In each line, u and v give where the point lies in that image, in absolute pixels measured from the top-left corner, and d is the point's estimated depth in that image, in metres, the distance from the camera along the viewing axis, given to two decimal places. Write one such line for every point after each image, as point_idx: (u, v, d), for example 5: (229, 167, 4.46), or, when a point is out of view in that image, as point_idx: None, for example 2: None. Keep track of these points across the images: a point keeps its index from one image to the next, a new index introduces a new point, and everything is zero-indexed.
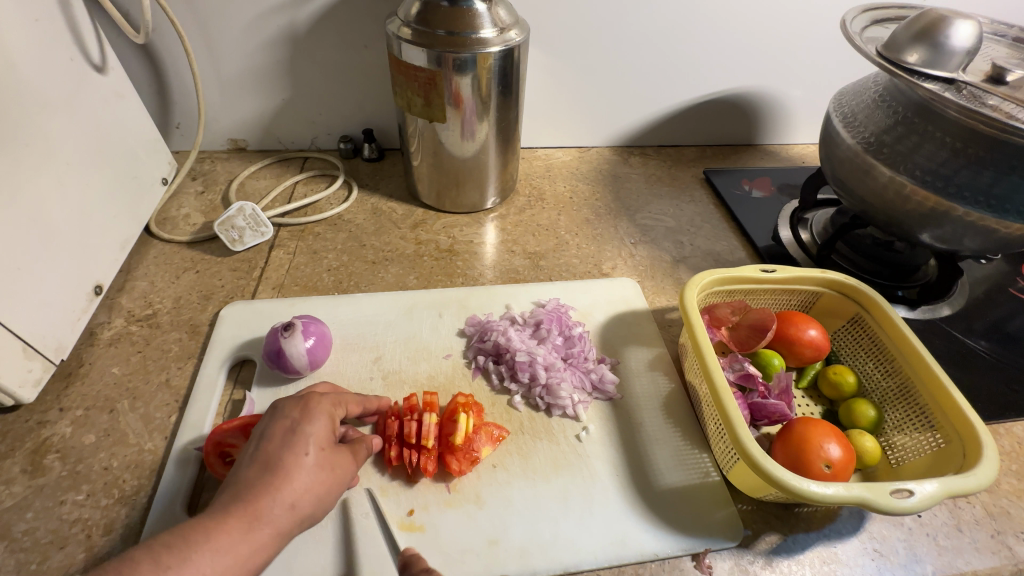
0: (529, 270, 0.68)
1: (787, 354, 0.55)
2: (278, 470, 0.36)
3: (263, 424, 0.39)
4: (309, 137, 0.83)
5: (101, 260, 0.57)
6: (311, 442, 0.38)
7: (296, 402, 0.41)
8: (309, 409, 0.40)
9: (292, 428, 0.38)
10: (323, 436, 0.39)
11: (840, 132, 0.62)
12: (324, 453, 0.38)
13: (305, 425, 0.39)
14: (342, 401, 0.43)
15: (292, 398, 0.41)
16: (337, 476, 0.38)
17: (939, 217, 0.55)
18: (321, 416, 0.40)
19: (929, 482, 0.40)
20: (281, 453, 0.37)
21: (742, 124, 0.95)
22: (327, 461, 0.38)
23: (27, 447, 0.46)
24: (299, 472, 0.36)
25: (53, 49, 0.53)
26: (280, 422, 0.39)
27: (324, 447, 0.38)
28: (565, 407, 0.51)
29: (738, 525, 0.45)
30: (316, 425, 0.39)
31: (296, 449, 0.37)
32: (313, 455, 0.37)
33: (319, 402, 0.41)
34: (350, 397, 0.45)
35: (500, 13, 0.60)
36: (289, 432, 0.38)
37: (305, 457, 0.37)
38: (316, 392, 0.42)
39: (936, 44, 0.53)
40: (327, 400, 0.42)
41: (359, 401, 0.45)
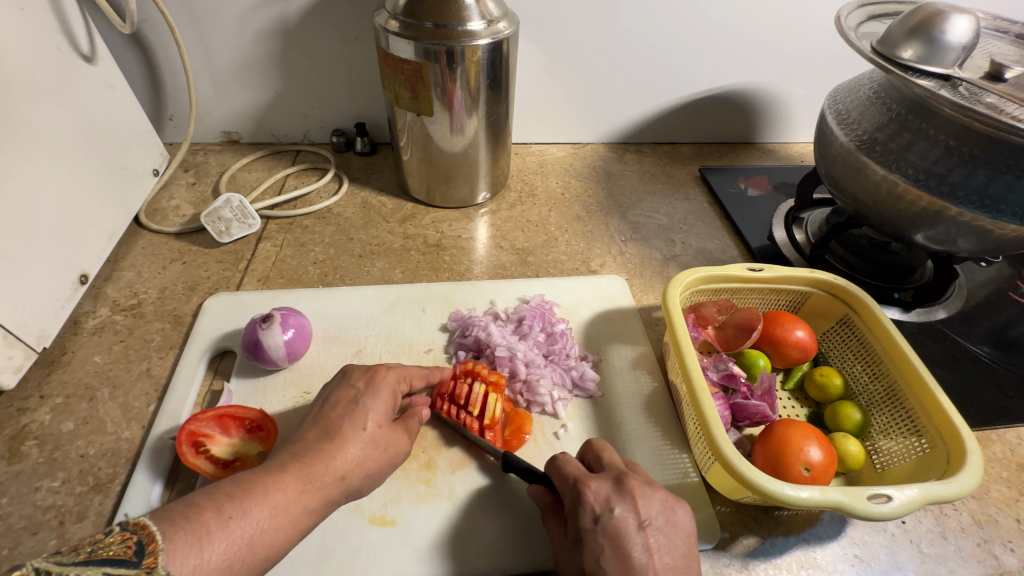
0: (517, 266, 0.68)
1: (773, 355, 0.54)
2: (337, 438, 0.38)
3: (330, 391, 0.43)
4: (302, 131, 0.83)
5: (87, 249, 0.57)
6: (371, 416, 0.41)
7: (363, 374, 0.44)
8: (374, 383, 0.43)
9: (355, 399, 0.42)
10: (382, 412, 0.42)
11: (834, 129, 0.61)
12: (380, 429, 0.41)
13: (367, 398, 0.42)
14: (409, 377, 0.46)
15: (361, 369, 0.45)
16: (387, 455, 0.41)
17: (933, 217, 0.53)
18: (385, 392, 0.43)
19: (909, 487, 0.39)
20: (342, 423, 0.40)
21: (741, 122, 0.94)
22: (382, 439, 0.41)
23: (6, 434, 0.46)
24: (354, 444, 0.39)
25: (39, 38, 0.53)
26: (346, 391, 0.42)
27: (381, 424, 0.41)
28: (544, 404, 0.51)
29: (715, 527, 0.44)
30: (377, 401, 0.42)
31: (355, 422, 0.40)
32: (369, 429, 0.40)
33: (384, 377, 0.44)
34: (416, 368, 0.48)
35: (489, 5, 0.60)
36: (353, 403, 0.41)
37: (362, 430, 0.40)
38: (383, 365, 0.46)
39: (932, 39, 0.51)
40: (393, 375, 0.45)
41: (425, 373, 0.48)
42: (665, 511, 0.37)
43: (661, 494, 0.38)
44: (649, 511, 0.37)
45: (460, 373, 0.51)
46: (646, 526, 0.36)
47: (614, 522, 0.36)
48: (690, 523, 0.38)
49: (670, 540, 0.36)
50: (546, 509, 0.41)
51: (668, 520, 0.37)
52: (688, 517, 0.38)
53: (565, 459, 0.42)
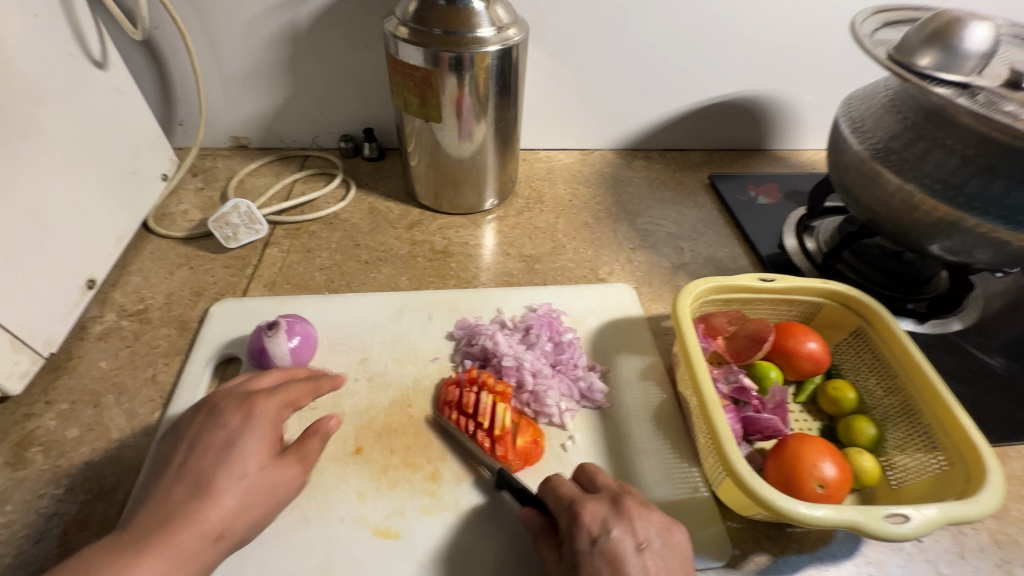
0: (524, 274, 0.67)
1: (785, 367, 0.53)
2: (208, 492, 0.37)
3: (199, 430, 0.41)
4: (310, 136, 0.83)
5: (95, 255, 0.57)
6: (250, 460, 0.39)
7: (237, 408, 0.42)
8: (251, 418, 0.41)
9: (229, 441, 0.40)
10: (261, 452, 0.40)
11: (847, 137, 0.60)
12: (264, 471, 0.40)
13: (243, 438, 0.40)
14: (291, 399, 0.45)
15: (235, 402, 0.43)
16: (277, 495, 0.40)
17: (950, 228, 0.52)
18: (263, 425, 0.41)
19: (928, 507, 0.38)
20: (213, 473, 0.38)
21: (751, 128, 0.93)
22: (266, 481, 0.39)
23: (11, 439, 0.46)
24: (230, 493, 0.38)
25: (51, 44, 0.54)
26: (218, 432, 0.40)
27: (264, 465, 0.40)
28: (552, 415, 0.50)
29: (725, 544, 0.43)
30: (256, 439, 0.40)
31: (230, 472, 0.38)
32: (248, 473, 0.39)
33: (263, 408, 0.42)
34: (299, 387, 0.46)
35: (499, 12, 0.59)
36: (226, 446, 0.40)
37: (241, 477, 0.39)
38: (261, 392, 0.44)
39: (950, 47, 0.51)
40: (274, 403, 0.43)
41: (309, 390, 0.46)
42: (663, 533, 0.37)
43: (658, 515, 0.38)
44: (644, 531, 0.37)
45: (465, 382, 0.50)
46: (644, 548, 0.36)
47: (612, 543, 0.36)
48: (687, 541, 0.38)
49: (669, 561, 0.36)
50: (538, 532, 0.40)
51: (665, 543, 0.37)
52: (685, 538, 0.38)
53: (558, 481, 0.41)
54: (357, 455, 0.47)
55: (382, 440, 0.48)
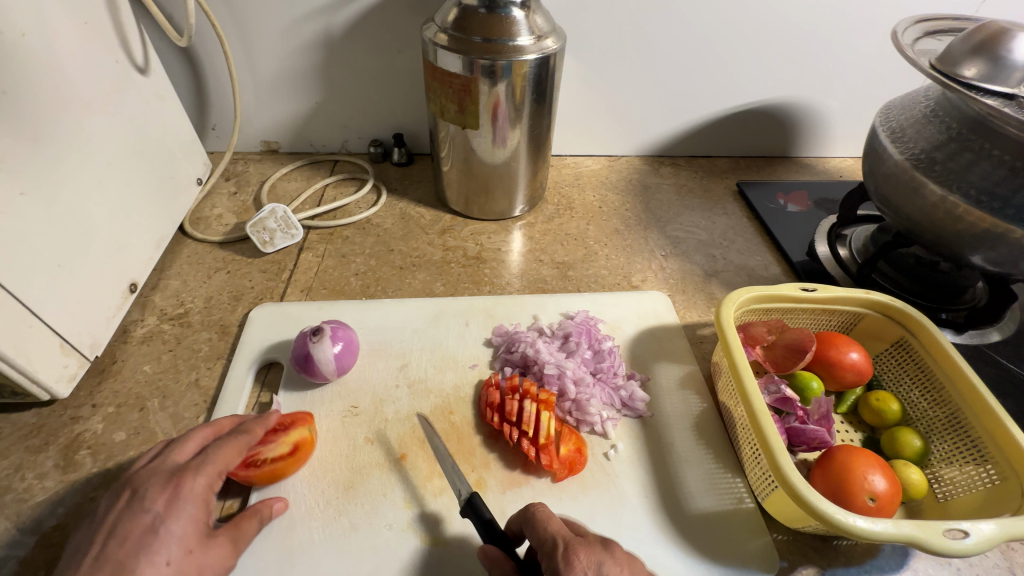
0: (557, 280, 0.67)
1: (826, 377, 0.53)
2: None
3: (118, 516, 0.36)
4: (340, 141, 0.83)
5: (136, 259, 0.58)
6: (174, 545, 0.35)
7: (162, 486, 0.37)
8: (178, 498, 0.36)
9: (152, 527, 0.35)
10: (190, 534, 0.36)
11: (887, 147, 0.59)
12: (190, 556, 0.35)
13: (168, 522, 0.35)
14: (224, 465, 0.39)
15: (160, 480, 0.37)
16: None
17: (995, 239, 0.52)
18: (190, 505, 0.37)
19: (986, 522, 0.37)
20: (133, 563, 0.33)
21: (778, 136, 0.93)
22: (194, 567, 0.35)
23: (60, 442, 0.47)
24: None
25: (99, 50, 0.54)
26: (138, 519, 0.35)
27: (191, 548, 0.35)
28: (594, 423, 0.50)
29: (773, 556, 0.43)
30: (181, 521, 0.36)
31: (154, 559, 0.34)
32: (172, 561, 0.34)
33: (191, 485, 0.37)
34: (233, 446, 0.40)
35: (538, 20, 0.60)
36: (149, 532, 0.35)
37: (164, 566, 0.34)
38: (188, 466, 0.38)
39: (996, 58, 0.50)
40: (203, 477, 0.38)
41: (243, 446, 0.41)
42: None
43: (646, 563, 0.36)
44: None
45: (508, 390, 0.50)
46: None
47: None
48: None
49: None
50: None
51: None
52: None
53: (545, 516, 0.38)
54: (401, 462, 0.47)
55: (426, 447, 0.48)
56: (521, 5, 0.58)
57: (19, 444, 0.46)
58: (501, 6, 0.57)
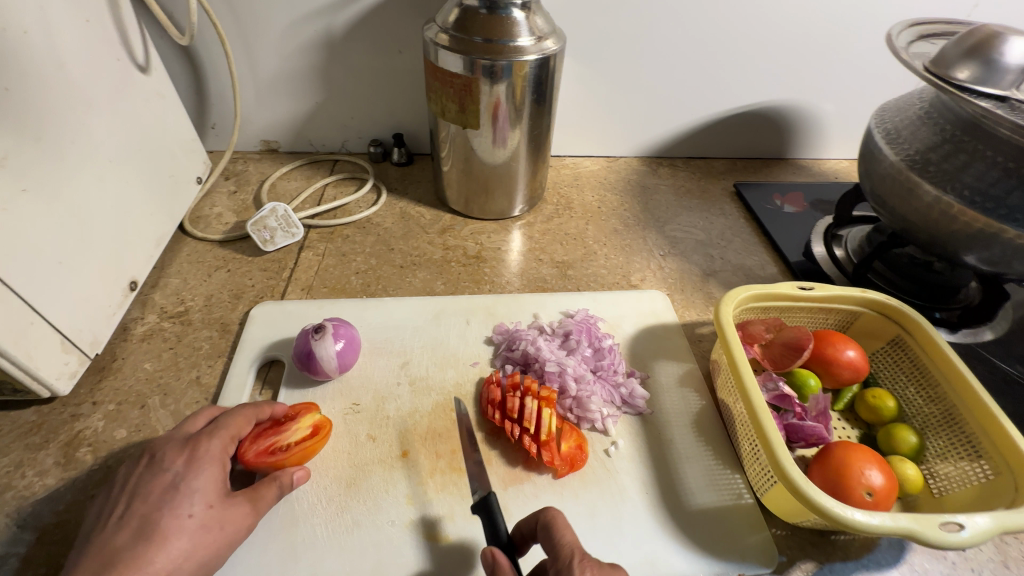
0: (557, 280, 0.68)
1: (823, 375, 0.54)
2: (154, 536, 0.36)
3: (139, 479, 0.39)
4: (340, 141, 0.83)
5: (136, 257, 0.58)
6: (195, 500, 0.38)
7: (180, 450, 0.40)
8: (195, 459, 0.40)
9: (173, 484, 0.38)
10: (210, 490, 0.39)
11: (882, 148, 0.60)
12: (211, 510, 0.38)
13: (189, 479, 0.38)
14: (236, 432, 0.43)
15: (176, 445, 0.41)
16: (226, 536, 0.38)
17: (988, 239, 0.53)
18: (208, 465, 0.40)
19: (981, 515, 0.38)
20: (159, 516, 0.36)
21: (774, 138, 0.94)
22: (214, 521, 0.37)
23: (61, 440, 0.46)
24: (177, 536, 0.36)
25: (101, 49, 0.54)
26: (161, 477, 0.38)
27: (211, 504, 0.38)
28: (595, 420, 0.50)
29: (772, 551, 0.44)
30: (200, 480, 0.39)
31: (176, 512, 0.37)
32: (194, 514, 0.37)
33: (208, 448, 0.40)
34: (242, 415, 0.44)
35: (538, 22, 0.60)
36: (171, 489, 0.38)
37: (186, 518, 0.37)
38: (202, 432, 0.42)
39: (989, 61, 0.51)
40: (218, 441, 0.41)
41: (252, 415, 0.44)
42: None
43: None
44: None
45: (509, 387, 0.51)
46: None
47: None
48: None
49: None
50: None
51: None
52: None
53: (563, 525, 0.37)
54: (404, 458, 0.47)
55: (428, 444, 0.48)
56: (521, 6, 0.58)
57: (19, 441, 0.46)
58: (502, 7, 0.58)
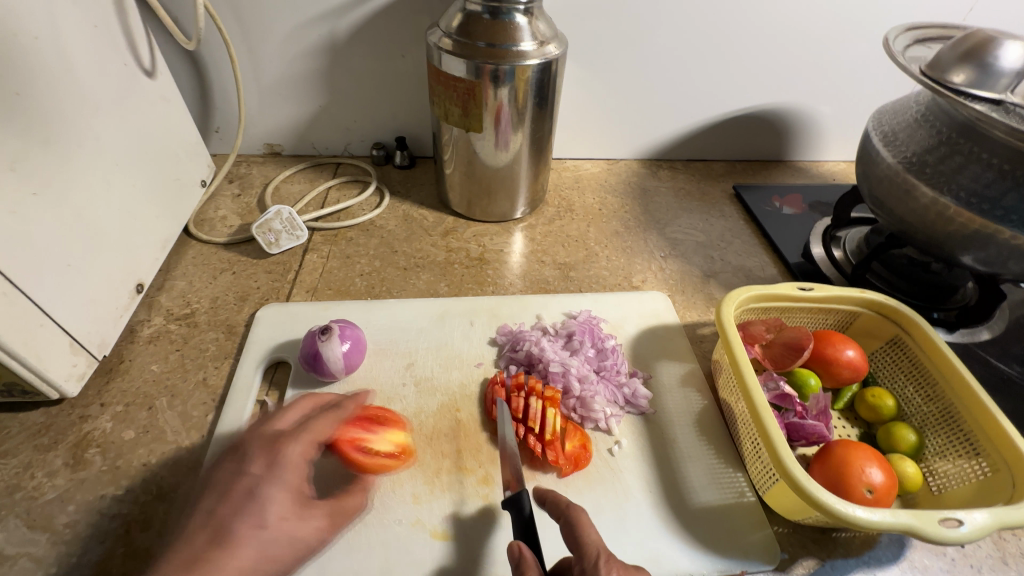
0: (559, 281, 0.68)
1: (823, 375, 0.54)
2: (227, 542, 0.33)
3: (223, 477, 0.37)
4: (343, 144, 0.84)
5: (142, 261, 0.58)
6: (272, 508, 0.35)
7: (263, 452, 0.39)
8: (278, 463, 0.38)
9: (251, 489, 0.36)
10: (286, 500, 0.36)
11: (880, 150, 0.61)
12: (285, 522, 0.35)
13: (268, 487, 0.36)
14: (317, 438, 0.41)
15: (262, 445, 0.39)
16: (295, 551, 0.35)
17: (984, 240, 0.54)
18: (288, 472, 0.38)
19: (979, 512, 0.39)
20: (234, 522, 0.34)
21: (772, 140, 0.95)
22: (286, 534, 0.35)
23: (69, 441, 0.47)
24: (248, 547, 0.33)
25: (108, 54, 0.55)
26: (241, 479, 0.37)
27: (284, 515, 0.35)
28: (598, 420, 0.51)
29: (774, 548, 0.44)
30: (279, 486, 0.36)
31: (252, 519, 0.34)
32: (267, 524, 0.34)
33: (289, 452, 0.39)
34: (327, 419, 0.42)
35: (540, 27, 0.61)
36: (249, 494, 0.35)
37: (260, 527, 0.34)
38: (286, 434, 0.40)
39: (984, 65, 0.52)
40: (299, 445, 0.39)
41: (335, 420, 0.43)
42: None
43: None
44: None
45: (513, 388, 0.51)
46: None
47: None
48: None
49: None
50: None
51: None
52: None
53: (588, 524, 0.38)
54: (409, 458, 0.48)
55: (433, 443, 0.49)
56: (524, 11, 0.59)
57: (28, 443, 0.46)
58: (505, 12, 0.58)
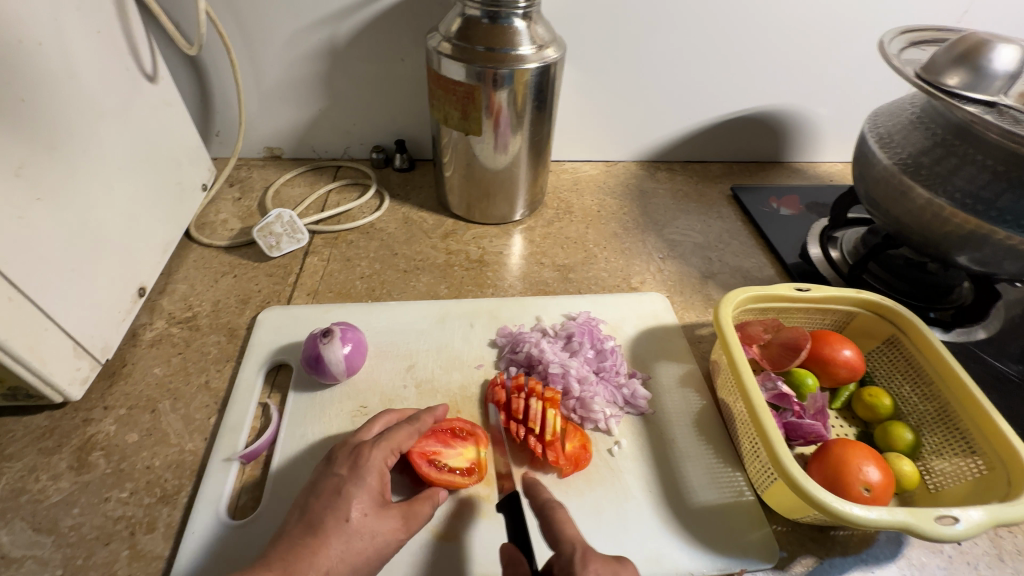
0: (558, 283, 0.69)
1: (821, 375, 0.55)
2: (319, 533, 0.37)
3: (317, 477, 0.42)
4: (343, 147, 0.84)
5: (144, 265, 0.59)
6: (354, 506, 0.39)
7: (346, 456, 0.42)
8: (359, 466, 0.41)
9: (338, 488, 0.40)
10: (367, 499, 0.39)
11: (875, 152, 0.62)
12: (365, 518, 0.38)
13: (350, 486, 0.40)
14: (396, 445, 0.43)
15: (346, 451, 0.43)
16: (376, 546, 0.38)
17: (979, 240, 0.54)
18: (370, 476, 0.41)
19: (975, 509, 0.39)
20: (324, 516, 0.38)
21: (770, 142, 0.96)
22: (367, 529, 0.38)
23: (73, 444, 0.47)
24: (336, 540, 0.37)
25: (111, 59, 0.55)
26: (330, 478, 0.41)
27: (366, 513, 0.39)
28: (598, 421, 0.51)
29: (773, 547, 0.45)
30: (361, 488, 0.40)
31: (338, 514, 0.38)
32: (350, 519, 0.38)
33: (370, 458, 0.42)
34: (404, 429, 0.44)
35: (539, 31, 0.61)
36: (336, 492, 0.39)
37: (345, 522, 0.38)
38: (368, 441, 0.43)
39: (977, 67, 0.53)
40: (380, 452, 0.42)
41: (414, 431, 0.45)
42: None
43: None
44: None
45: (513, 389, 0.52)
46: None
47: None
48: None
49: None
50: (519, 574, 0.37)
51: None
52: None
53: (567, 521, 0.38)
54: None
55: None
56: (523, 16, 0.60)
57: (32, 446, 0.47)
58: (504, 17, 0.59)
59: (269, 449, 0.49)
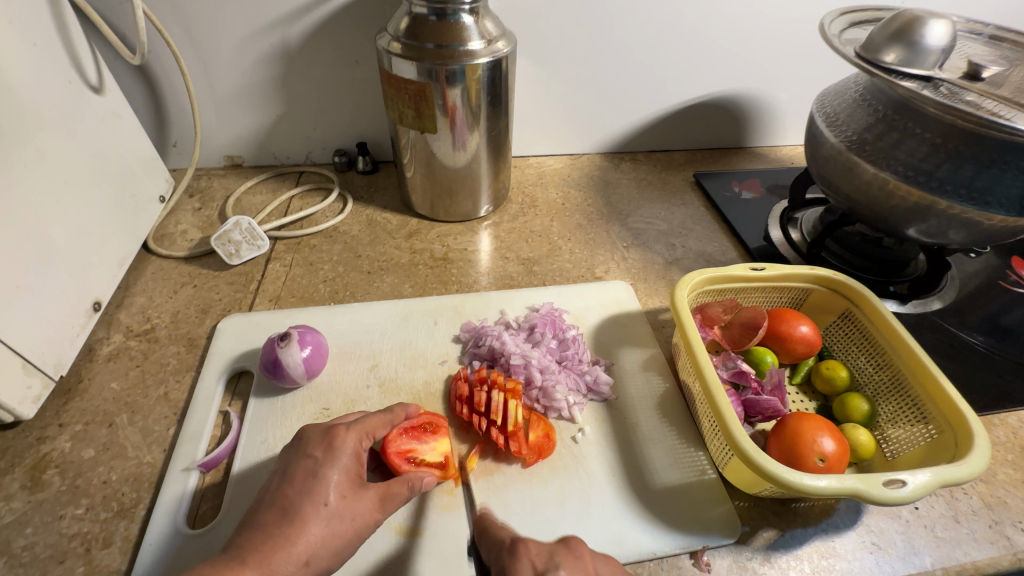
0: (524, 276, 0.69)
1: (780, 351, 0.56)
2: (296, 519, 0.36)
3: (287, 460, 0.40)
4: (305, 152, 0.84)
5: (99, 277, 0.58)
6: (332, 488, 0.38)
7: (319, 438, 0.41)
8: (333, 450, 0.40)
9: (313, 471, 0.39)
10: (343, 480, 0.39)
11: (824, 131, 0.63)
12: (344, 501, 0.38)
13: (326, 468, 0.39)
14: (370, 430, 0.43)
15: (319, 433, 0.42)
16: (356, 527, 0.38)
17: (924, 212, 0.56)
18: (345, 458, 0.40)
19: (922, 472, 0.40)
20: (300, 501, 0.37)
21: (731, 127, 0.97)
22: (346, 511, 0.38)
23: (27, 463, 0.46)
24: (315, 523, 0.37)
25: (50, 72, 0.54)
26: (304, 461, 0.40)
27: (344, 494, 0.39)
28: (561, 409, 0.52)
29: (735, 521, 0.45)
30: (337, 469, 0.39)
31: (315, 498, 0.38)
32: (330, 503, 0.38)
33: (343, 441, 0.41)
34: (377, 417, 0.44)
35: (487, 26, 0.62)
36: (310, 476, 0.39)
37: (323, 505, 0.38)
38: (342, 424, 0.42)
39: (912, 43, 0.54)
40: (353, 436, 0.42)
41: (387, 422, 0.45)
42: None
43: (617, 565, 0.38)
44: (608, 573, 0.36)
45: (476, 382, 0.52)
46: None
47: None
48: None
49: None
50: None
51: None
52: None
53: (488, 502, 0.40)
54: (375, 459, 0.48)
55: None
56: (470, 11, 0.60)
57: None
58: (451, 13, 0.59)
59: (230, 457, 0.48)
